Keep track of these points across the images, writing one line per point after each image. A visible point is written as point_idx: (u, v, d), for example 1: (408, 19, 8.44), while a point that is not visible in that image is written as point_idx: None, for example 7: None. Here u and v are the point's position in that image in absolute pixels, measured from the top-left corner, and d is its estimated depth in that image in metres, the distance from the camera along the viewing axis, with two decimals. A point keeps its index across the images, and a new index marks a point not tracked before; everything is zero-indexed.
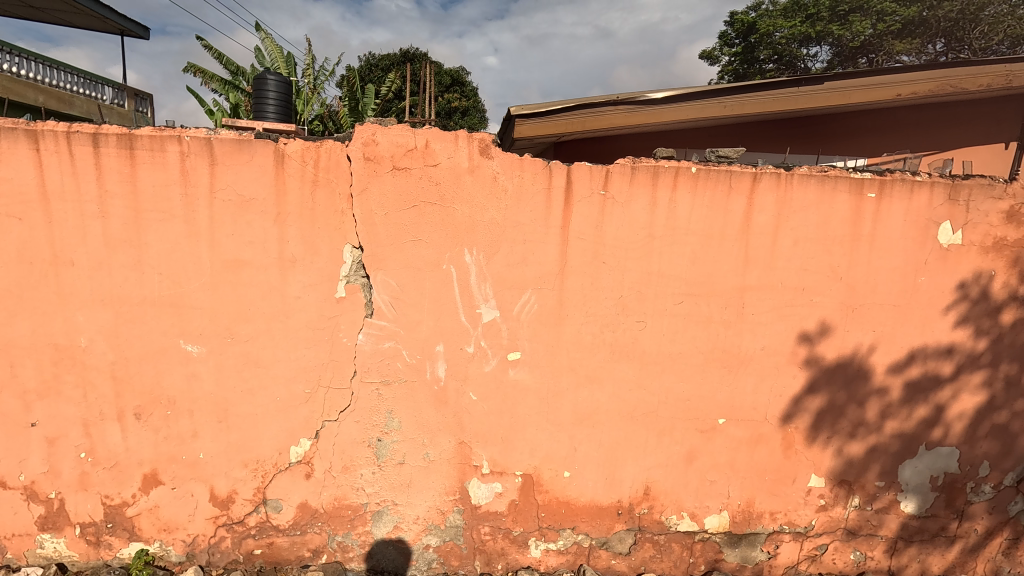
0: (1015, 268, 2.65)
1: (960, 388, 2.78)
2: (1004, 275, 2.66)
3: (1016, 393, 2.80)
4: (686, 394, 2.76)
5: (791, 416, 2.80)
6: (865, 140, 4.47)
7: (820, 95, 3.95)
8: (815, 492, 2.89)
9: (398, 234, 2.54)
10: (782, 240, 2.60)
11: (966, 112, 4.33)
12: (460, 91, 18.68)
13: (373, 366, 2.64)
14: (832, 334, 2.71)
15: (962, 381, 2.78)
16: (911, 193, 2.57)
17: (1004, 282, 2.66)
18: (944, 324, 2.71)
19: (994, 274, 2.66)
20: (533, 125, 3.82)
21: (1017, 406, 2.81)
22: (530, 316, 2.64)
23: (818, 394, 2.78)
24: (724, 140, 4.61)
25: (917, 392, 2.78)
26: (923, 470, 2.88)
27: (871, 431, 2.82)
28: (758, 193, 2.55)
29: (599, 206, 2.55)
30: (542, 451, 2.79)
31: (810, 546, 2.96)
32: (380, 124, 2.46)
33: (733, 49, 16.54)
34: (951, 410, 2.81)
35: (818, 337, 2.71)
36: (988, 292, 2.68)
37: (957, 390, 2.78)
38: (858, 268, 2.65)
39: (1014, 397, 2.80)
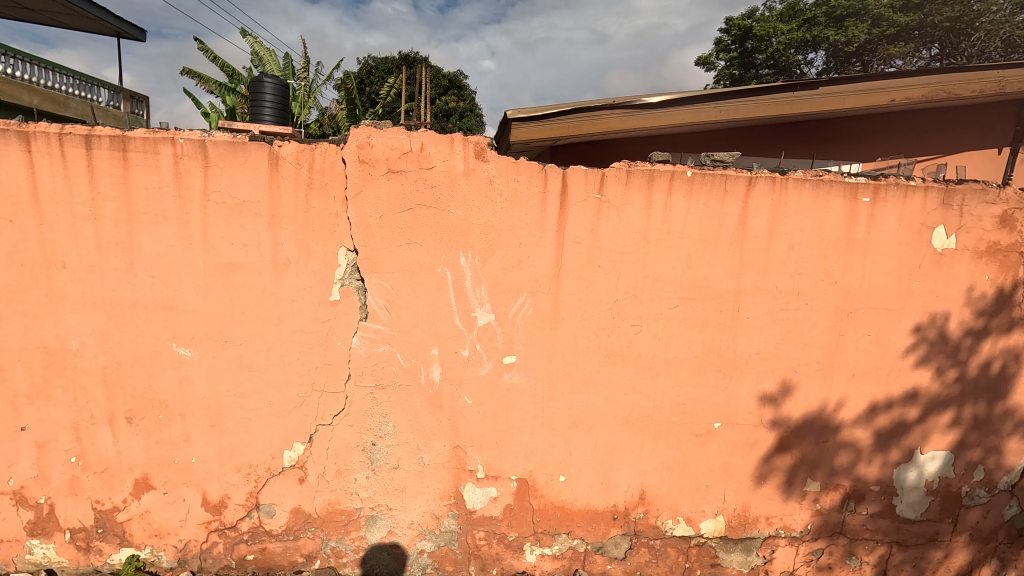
0: (971, 303, 2.68)
1: (929, 430, 2.81)
2: (959, 314, 2.69)
3: (985, 432, 2.82)
4: (681, 398, 2.76)
5: (764, 477, 2.85)
6: (860, 144, 4.50)
7: (814, 100, 3.99)
8: (811, 496, 2.89)
9: (393, 238, 2.53)
10: (776, 244, 2.61)
11: (959, 117, 4.37)
12: (459, 94, 18.72)
13: (367, 370, 2.62)
14: (795, 393, 2.77)
15: (930, 424, 2.80)
16: (905, 198, 2.58)
17: (997, 294, 2.68)
18: (903, 377, 2.76)
19: (948, 314, 2.69)
20: (530, 128, 3.83)
21: (989, 442, 2.84)
22: (525, 319, 2.64)
23: (789, 451, 2.82)
24: (721, 144, 4.63)
25: (886, 441, 2.82)
26: (918, 476, 2.88)
27: (844, 478, 2.86)
28: (753, 197, 2.55)
29: (595, 209, 2.55)
30: (538, 456, 2.78)
31: (805, 551, 2.95)
32: (375, 127, 2.45)
33: (730, 54, 16.64)
34: (921, 452, 2.84)
35: (782, 397, 2.77)
36: (945, 333, 2.71)
37: (926, 431, 2.81)
38: (853, 272, 2.65)
39: (985, 436, 2.82)
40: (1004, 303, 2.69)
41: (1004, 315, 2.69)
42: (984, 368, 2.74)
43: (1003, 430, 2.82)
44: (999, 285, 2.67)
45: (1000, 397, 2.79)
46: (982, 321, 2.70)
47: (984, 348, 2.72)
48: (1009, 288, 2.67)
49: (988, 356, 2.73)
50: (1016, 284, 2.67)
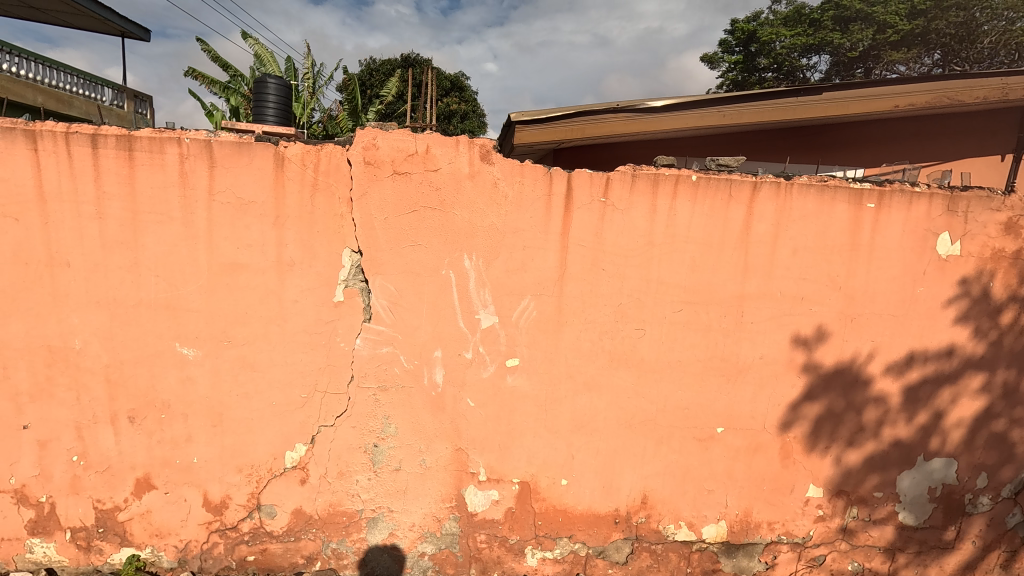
0: (1008, 273, 2.66)
1: (960, 392, 2.79)
2: (1006, 274, 2.66)
3: (1013, 401, 2.81)
4: (685, 402, 2.75)
5: (790, 424, 2.79)
6: (864, 150, 4.51)
7: (818, 106, 4.00)
8: (814, 502, 2.89)
9: (397, 238, 2.53)
10: (781, 249, 2.61)
11: (962, 125, 4.39)
12: (460, 97, 18.75)
13: (370, 371, 2.62)
14: (829, 339, 2.71)
15: (961, 386, 2.78)
16: (909, 205, 2.58)
17: None
18: (942, 329, 2.71)
19: (976, 289, 2.67)
20: (534, 131, 3.85)
21: (1015, 413, 2.82)
22: (528, 322, 2.63)
23: (816, 401, 2.77)
24: (725, 149, 4.63)
25: (916, 397, 2.78)
26: (921, 482, 2.88)
27: (870, 436, 2.82)
28: (758, 202, 2.55)
29: (599, 213, 2.55)
30: (539, 458, 2.77)
31: (807, 556, 2.94)
32: (381, 128, 2.46)
33: (732, 57, 16.67)
34: (949, 417, 2.81)
35: (815, 342, 2.71)
36: (990, 291, 2.68)
37: (956, 395, 2.79)
38: (856, 278, 2.65)
39: (1013, 405, 2.81)
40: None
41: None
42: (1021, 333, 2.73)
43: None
44: (1007, 286, 2.67)
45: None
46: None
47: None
48: None
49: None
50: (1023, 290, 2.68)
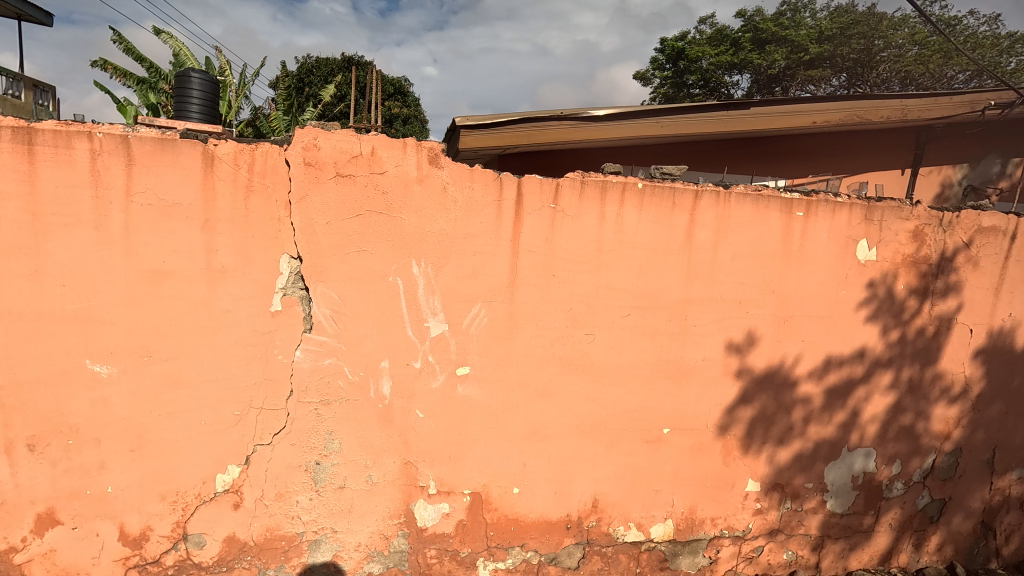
0: (908, 281, 2.93)
1: (872, 390, 3.02)
2: (907, 272, 2.92)
3: (917, 396, 3.08)
4: (634, 406, 2.80)
5: (726, 426, 2.92)
6: (791, 162, 4.84)
7: (747, 119, 4.26)
8: (752, 496, 3.03)
9: (341, 243, 2.40)
10: (721, 255, 2.72)
11: (869, 142, 4.90)
12: (403, 102, 18.37)
13: (312, 385, 2.47)
14: (760, 343, 2.85)
15: (873, 383, 3.01)
16: (833, 213, 2.77)
17: (926, 273, 2.95)
18: (858, 331, 2.93)
19: (885, 299, 2.92)
20: (479, 136, 3.82)
21: (919, 407, 3.10)
22: (479, 329, 2.59)
23: (742, 428, 2.94)
24: (666, 159, 4.79)
25: (835, 396, 2.99)
26: (846, 471, 3.10)
27: (797, 436, 2.99)
28: (699, 210, 2.65)
29: (549, 218, 2.55)
30: (491, 468, 2.73)
31: (747, 548, 3.09)
32: (323, 127, 2.33)
33: (663, 72, 17.54)
34: (864, 413, 3.04)
35: (746, 347, 2.84)
36: (893, 291, 2.93)
37: (869, 392, 3.02)
38: (788, 282, 2.81)
39: (917, 400, 3.09)
40: (943, 268, 2.97)
41: (942, 280, 2.98)
42: (921, 332, 3.01)
43: (931, 396, 3.10)
44: (923, 269, 2.93)
45: (931, 362, 3.06)
46: (924, 282, 2.95)
47: (925, 308, 2.98)
48: (939, 272, 2.96)
49: (926, 315, 3.00)
50: (932, 271, 2.95)
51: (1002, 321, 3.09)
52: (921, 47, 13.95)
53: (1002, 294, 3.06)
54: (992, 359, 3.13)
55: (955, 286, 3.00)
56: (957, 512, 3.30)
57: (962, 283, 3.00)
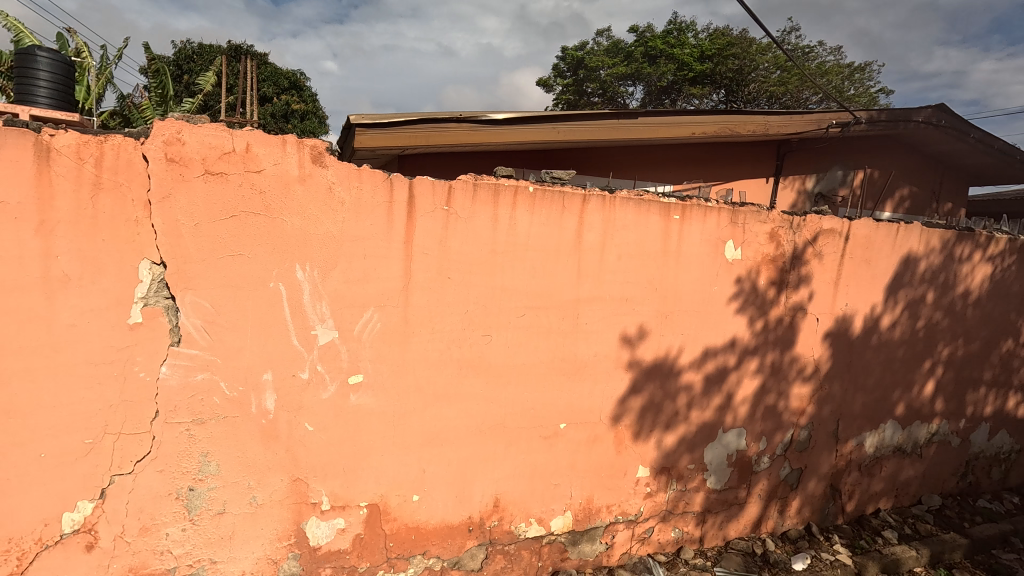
0: (767, 276, 3.30)
1: (742, 374, 3.36)
2: (767, 269, 3.29)
3: (779, 378, 3.48)
4: (531, 404, 2.87)
5: (619, 415, 3.09)
6: (674, 170, 5.26)
7: (635, 128, 4.57)
8: (643, 481, 3.24)
9: (213, 247, 2.20)
10: (608, 255, 2.87)
11: (739, 154, 5.50)
12: (299, 97, 17.33)
13: (182, 404, 2.24)
14: (648, 337, 3.06)
15: (743, 368, 3.36)
16: (704, 216, 3.04)
17: (783, 265, 3.33)
18: (730, 319, 3.25)
19: (750, 290, 3.27)
20: (375, 135, 3.67)
21: (781, 388, 3.50)
22: (372, 336, 2.50)
23: (633, 415, 3.12)
24: (562, 164, 4.99)
25: (711, 382, 3.28)
26: (722, 450, 3.42)
27: (681, 421, 3.25)
28: (587, 213, 2.78)
29: (442, 220, 2.53)
30: (388, 477, 2.65)
31: (639, 530, 3.30)
32: (188, 121, 2.13)
33: (565, 80, 18.26)
34: (736, 396, 3.37)
35: (637, 340, 3.04)
36: (757, 283, 3.28)
37: (740, 376, 3.35)
38: (668, 280, 3.04)
39: (779, 381, 3.48)
40: (796, 263, 3.37)
41: (795, 272, 3.38)
42: (780, 321, 3.41)
43: (790, 376, 3.51)
44: (779, 264, 3.32)
45: (789, 347, 3.47)
46: (781, 276, 3.34)
47: (782, 299, 3.38)
48: (793, 267, 3.37)
49: (784, 306, 3.40)
50: (788, 266, 3.35)
51: (842, 307, 3.58)
52: (783, 70, 15.81)
53: (840, 285, 3.54)
54: (836, 340, 3.61)
55: (806, 278, 3.42)
56: (812, 477, 3.77)
57: (811, 275, 3.44)
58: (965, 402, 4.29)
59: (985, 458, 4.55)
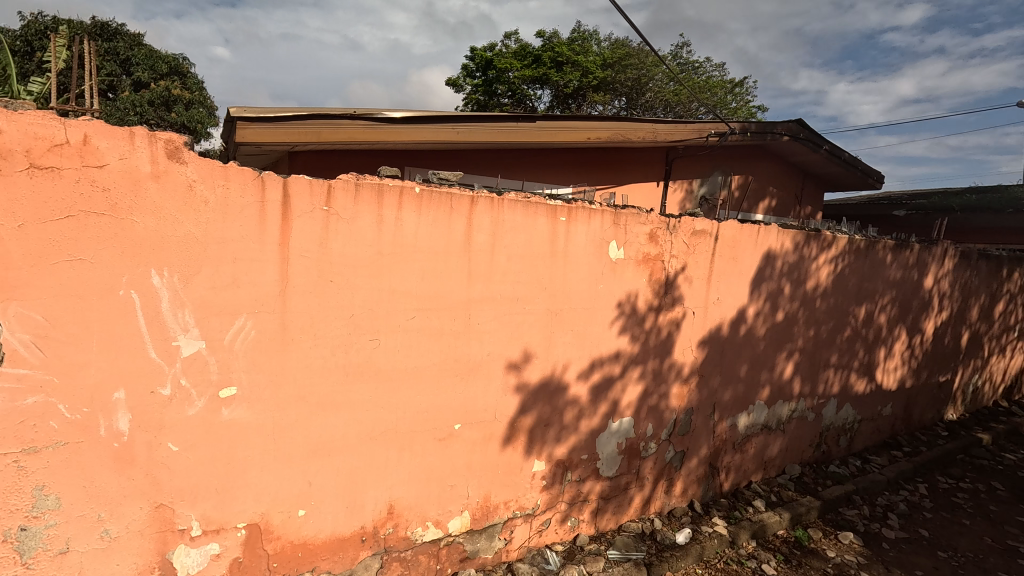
0: (648, 280, 3.55)
1: (626, 382, 3.60)
2: (646, 285, 3.55)
3: (659, 380, 3.76)
4: (424, 406, 2.84)
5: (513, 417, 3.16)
6: (571, 172, 5.54)
7: (533, 131, 4.74)
8: (539, 474, 3.35)
9: (43, 251, 1.93)
10: (498, 256, 2.92)
11: (631, 158, 5.91)
12: (183, 83, 15.79)
13: (7, 432, 1.93)
14: (534, 360, 3.18)
15: (627, 377, 3.60)
16: (589, 217, 3.20)
17: (660, 275, 3.60)
18: (615, 321, 3.46)
19: (634, 290, 3.50)
20: (261, 130, 3.44)
21: (661, 389, 3.79)
22: (246, 345, 2.34)
23: (528, 414, 3.21)
24: (466, 167, 5.01)
25: (597, 393, 3.48)
26: (613, 439, 3.63)
27: (571, 432, 3.42)
28: (476, 214, 2.81)
29: (322, 221, 2.43)
30: (269, 494, 2.49)
31: (537, 523, 3.40)
32: (5, 105, 1.84)
33: (475, 80, 18.33)
34: (621, 402, 3.61)
35: (523, 364, 3.14)
36: (638, 288, 3.52)
37: (624, 384, 3.59)
38: (556, 280, 3.16)
39: (659, 382, 3.76)
40: (670, 286, 3.67)
41: (672, 277, 3.67)
42: (659, 332, 3.69)
43: (669, 378, 3.81)
44: (658, 266, 3.58)
45: (667, 353, 3.77)
46: (658, 297, 3.63)
47: (659, 319, 3.68)
48: (667, 290, 3.67)
49: (661, 324, 3.69)
50: (664, 284, 3.64)
51: (713, 300, 3.92)
52: (676, 82, 17.05)
53: (712, 281, 3.89)
54: (709, 339, 3.97)
55: (678, 298, 3.74)
56: (694, 457, 4.11)
57: (686, 278, 3.74)
58: (818, 380, 4.89)
59: (835, 428, 5.22)
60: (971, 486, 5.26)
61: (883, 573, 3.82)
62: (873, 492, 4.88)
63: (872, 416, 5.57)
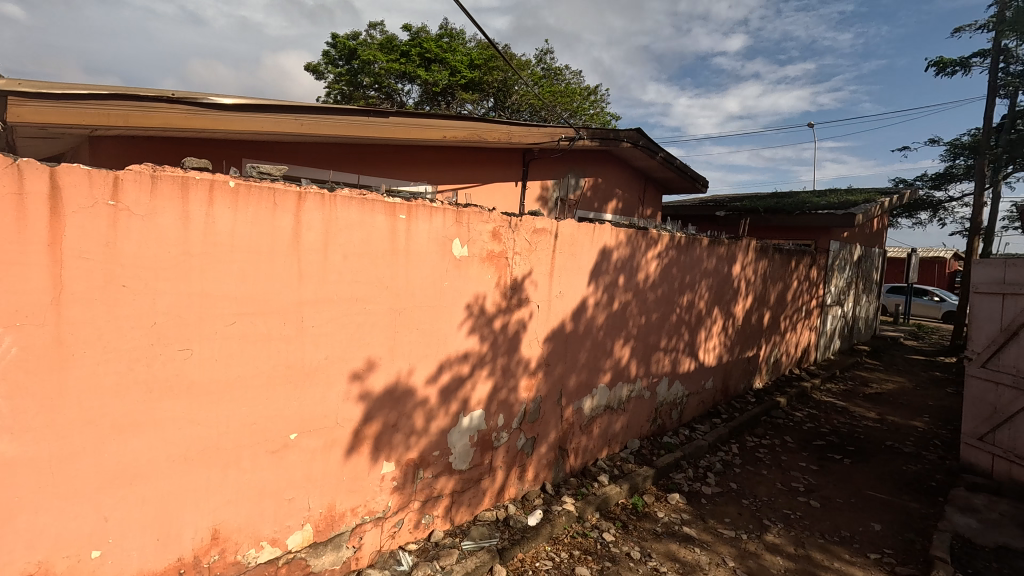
0: (493, 277, 3.68)
1: (476, 379, 3.70)
2: (491, 281, 3.67)
3: (508, 375, 3.92)
4: (251, 418, 2.63)
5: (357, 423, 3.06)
6: (430, 169, 5.63)
7: (385, 126, 4.71)
8: (389, 475, 3.29)
9: None
10: (331, 256, 2.80)
11: (489, 158, 6.13)
12: None
13: None
14: (378, 368, 3.11)
15: (476, 375, 3.69)
16: (430, 215, 3.22)
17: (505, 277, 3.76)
18: (462, 320, 3.53)
19: (480, 286, 3.60)
20: (49, 108, 3.12)
21: (510, 383, 3.95)
22: (4, 365, 1.95)
23: (373, 419, 3.14)
24: (316, 160, 4.84)
25: (447, 394, 3.53)
26: (465, 433, 3.70)
27: (421, 436, 3.42)
28: (304, 211, 2.66)
29: (108, 218, 2.12)
30: (47, 538, 2.11)
31: (389, 525, 3.33)
32: None
33: (338, 70, 17.42)
34: (472, 399, 3.70)
35: (366, 373, 3.06)
36: (484, 286, 3.63)
37: (473, 381, 3.68)
38: (398, 279, 3.13)
39: (508, 376, 3.92)
40: (515, 287, 3.85)
41: (515, 276, 3.84)
42: (505, 330, 3.85)
43: (517, 372, 3.99)
44: (503, 262, 3.73)
45: (515, 349, 3.94)
46: (504, 294, 3.78)
47: (507, 321, 3.84)
48: (513, 291, 3.84)
49: (508, 323, 3.85)
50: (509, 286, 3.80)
51: (556, 294, 4.19)
52: (540, 87, 17.91)
53: (555, 275, 4.16)
54: (554, 333, 4.24)
55: (524, 299, 3.94)
56: (543, 442, 4.35)
57: (529, 274, 3.94)
58: (652, 362, 5.49)
59: (667, 404, 5.90)
60: (770, 442, 6.31)
61: (701, 525, 4.42)
62: (697, 456, 5.61)
63: (697, 390, 6.41)
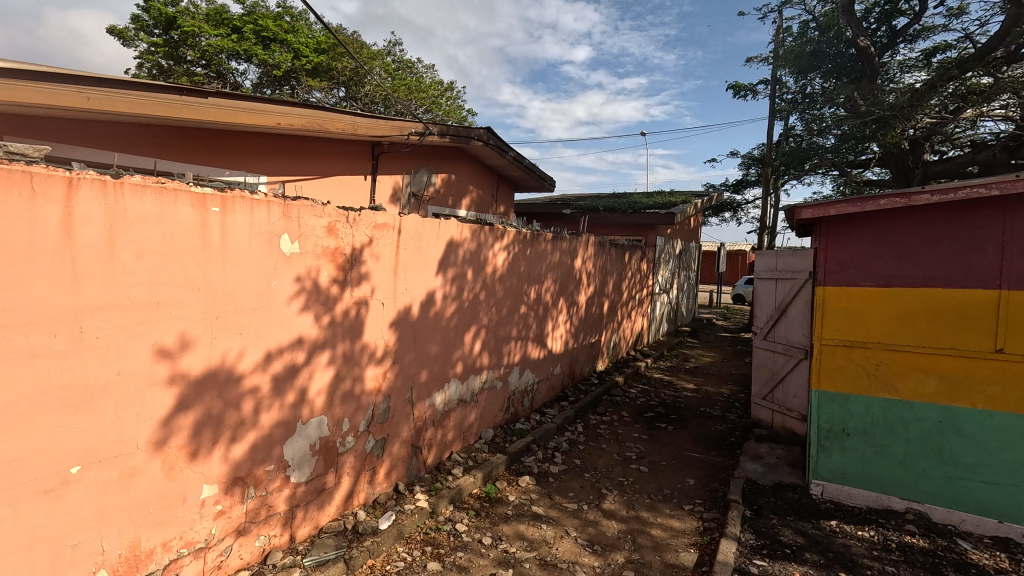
0: (330, 263, 3.47)
1: (314, 368, 3.47)
2: (328, 272, 3.47)
3: (351, 364, 3.75)
4: (9, 455, 2.13)
5: (162, 442, 2.67)
6: (262, 158, 5.22)
7: (203, 108, 4.25)
8: (210, 501, 2.94)
9: None
10: (121, 254, 2.39)
11: (332, 150, 5.82)
12: None
13: None
14: (192, 347, 2.74)
15: (314, 362, 3.47)
16: (251, 208, 2.93)
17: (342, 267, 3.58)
18: (294, 321, 3.28)
19: (315, 268, 3.37)
20: None
21: (354, 372, 3.79)
22: None
23: (189, 408, 2.78)
24: (113, 141, 4.28)
25: (281, 381, 3.26)
26: (303, 440, 3.46)
27: (249, 427, 3.10)
28: (77, 201, 2.23)
29: None
30: None
31: (214, 556, 2.98)
32: None
33: (151, 38, 14.94)
34: (310, 390, 3.46)
35: (178, 351, 2.68)
36: (319, 283, 3.42)
37: (311, 370, 3.45)
38: (212, 279, 2.79)
39: (351, 366, 3.75)
40: (355, 263, 3.67)
41: (355, 270, 3.68)
42: (346, 314, 3.67)
43: (362, 361, 3.84)
44: (341, 251, 3.54)
45: (357, 335, 3.79)
46: (343, 278, 3.60)
47: (345, 295, 3.64)
48: (354, 265, 3.66)
49: (348, 303, 3.67)
50: (349, 262, 3.62)
51: (401, 291, 4.13)
52: (395, 80, 17.39)
53: (399, 270, 4.08)
54: (400, 324, 4.16)
55: (366, 275, 3.78)
56: (395, 440, 4.25)
57: (371, 266, 3.81)
58: (502, 352, 5.70)
59: (519, 392, 6.19)
60: (610, 418, 6.98)
61: (547, 502, 4.72)
62: (547, 438, 5.98)
63: (546, 376, 6.83)
